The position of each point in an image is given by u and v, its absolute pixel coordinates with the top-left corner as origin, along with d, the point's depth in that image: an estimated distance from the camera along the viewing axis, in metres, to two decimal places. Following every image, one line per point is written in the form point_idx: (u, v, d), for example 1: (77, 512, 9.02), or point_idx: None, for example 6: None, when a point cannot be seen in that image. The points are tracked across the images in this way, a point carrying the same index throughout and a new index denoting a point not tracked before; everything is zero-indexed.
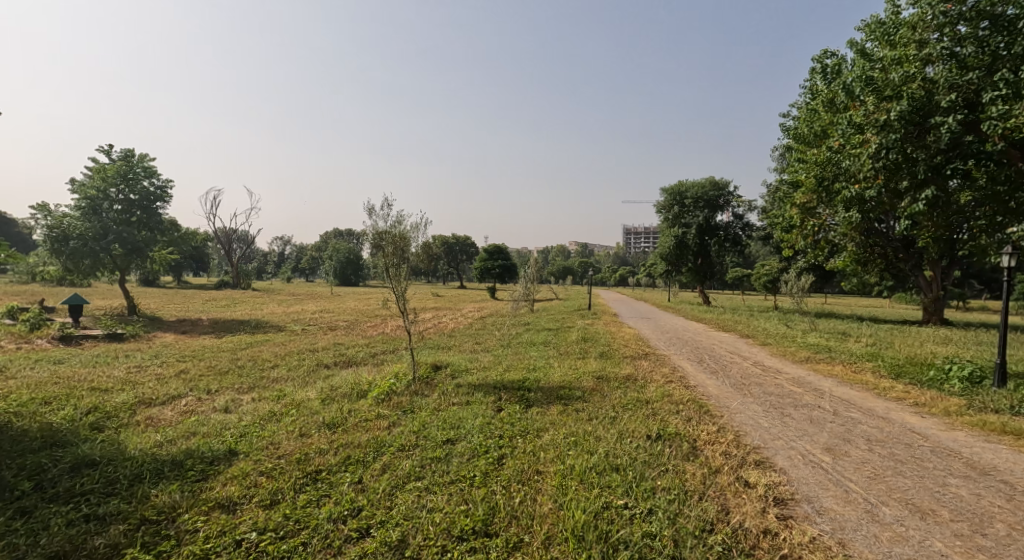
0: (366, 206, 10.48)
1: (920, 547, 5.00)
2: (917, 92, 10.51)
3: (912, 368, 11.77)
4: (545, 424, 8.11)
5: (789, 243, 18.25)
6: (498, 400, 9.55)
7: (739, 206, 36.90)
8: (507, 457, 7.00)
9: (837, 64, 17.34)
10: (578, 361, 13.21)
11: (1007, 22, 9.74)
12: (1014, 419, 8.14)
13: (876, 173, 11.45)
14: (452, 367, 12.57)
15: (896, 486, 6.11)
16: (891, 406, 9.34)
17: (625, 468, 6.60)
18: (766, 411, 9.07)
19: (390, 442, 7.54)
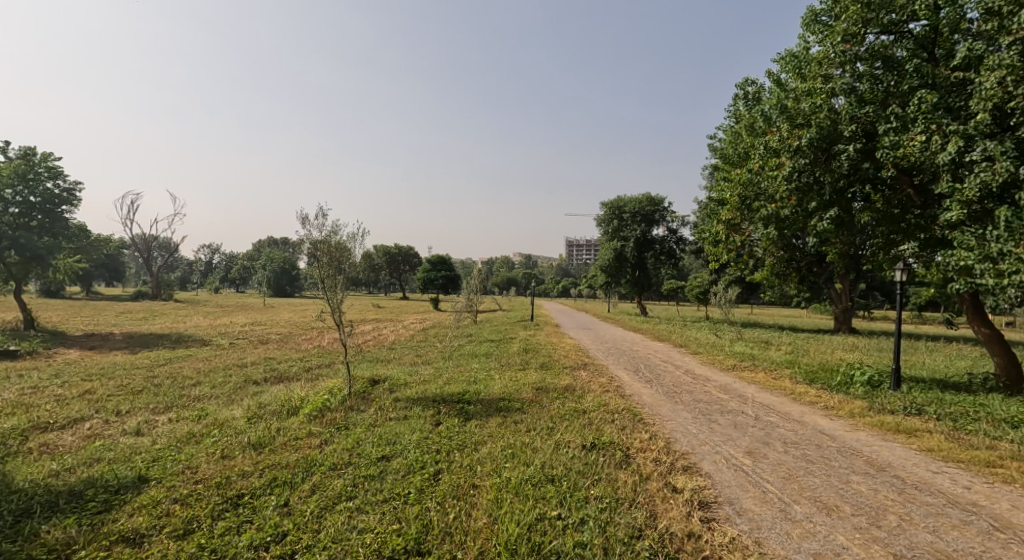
0: (300, 215, 10.29)
1: (826, 541, 5.39)
2: (823, 121, 11.53)
3: (823, 374, 12.74)
4: (483, 437, 8.12)
5: (717, 256, 19.33)
6: (437, 414, 9.45)
7: (673, 221, 38.73)
8: (443, 472, 6.92)
9: (757, 92, 18.70)
10: (519, 372, 13.30)
11: (896, 63, 10.88)
12: (907, 419, 8.99)
13: (790, 194, 12.41)
14: (391, 380, 12.30)
15: (807, 485, 6.58)
16: (804, 410, 10.07)
17: (560, 479, 6.70)
18: (695, 417, 9.51)
19: (321, 461, 7.27)
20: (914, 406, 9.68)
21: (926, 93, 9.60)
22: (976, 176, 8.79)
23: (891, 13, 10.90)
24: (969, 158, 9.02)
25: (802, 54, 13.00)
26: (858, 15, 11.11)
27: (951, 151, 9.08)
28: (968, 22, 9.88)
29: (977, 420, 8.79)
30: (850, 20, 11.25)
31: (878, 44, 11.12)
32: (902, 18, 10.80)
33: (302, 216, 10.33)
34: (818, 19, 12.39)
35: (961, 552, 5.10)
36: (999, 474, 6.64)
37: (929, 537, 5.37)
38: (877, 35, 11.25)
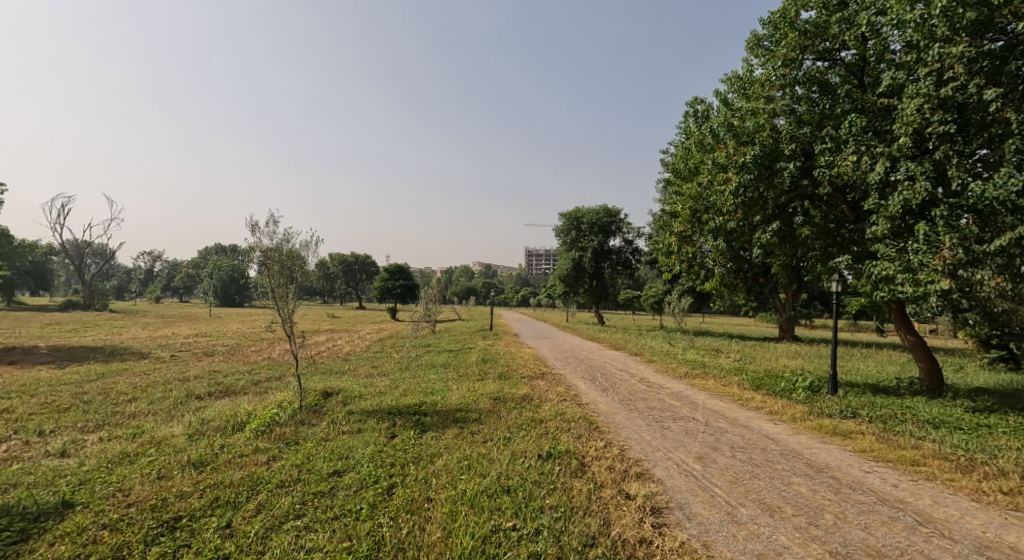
0: (251, 222, 9.99)
1: (769, 542, 5.62)
2: (766, 140, 12.17)
3: (768, 380, 13.32)
4: (439, 449, 8.02)
5: (670, 267, 19.95)
6: (392, 426, 9.28)
7: (628, 232, 39.71)
8: (397, 486, 6.80)
9: (706, 110, 19.52)
10: (477, 382, 13.24)
11: (831, 88, 11.63)
12: (843, 422, 9.52)
13: (736, 208, 12.99)
14: (344, 392, 11.99)
15: (752, 488, 6.84)
16: (751, 415, 10.49)
17: (515, 489, 6.70)
18: (649, 424, 9.74)
19: (268, 479, 6.99)
20: (850, 409, 10.25)
21: (856, 116, 10.30)
22: (900, 194, 9.49)
23: (825, 41, 11.67)
24: (894, 178, 9.73)
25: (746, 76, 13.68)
26: (796, 42, 11.84)
27: (878, 171, 9.77)
28: (892, 53, 10.70)
29: (904, 421, 9.39)
30: (789, 46, 11.96)
31: (814, 69, 11.86)
32: (835, 47, 11.58)
33: (253, 224, 10.03)
34: (761, 43, 13.10)
35: (889, 547, 5.41)
36: (923, 472, 7.11)
37: (861, 533, 5.67)
38: (813, 61, 11.99)
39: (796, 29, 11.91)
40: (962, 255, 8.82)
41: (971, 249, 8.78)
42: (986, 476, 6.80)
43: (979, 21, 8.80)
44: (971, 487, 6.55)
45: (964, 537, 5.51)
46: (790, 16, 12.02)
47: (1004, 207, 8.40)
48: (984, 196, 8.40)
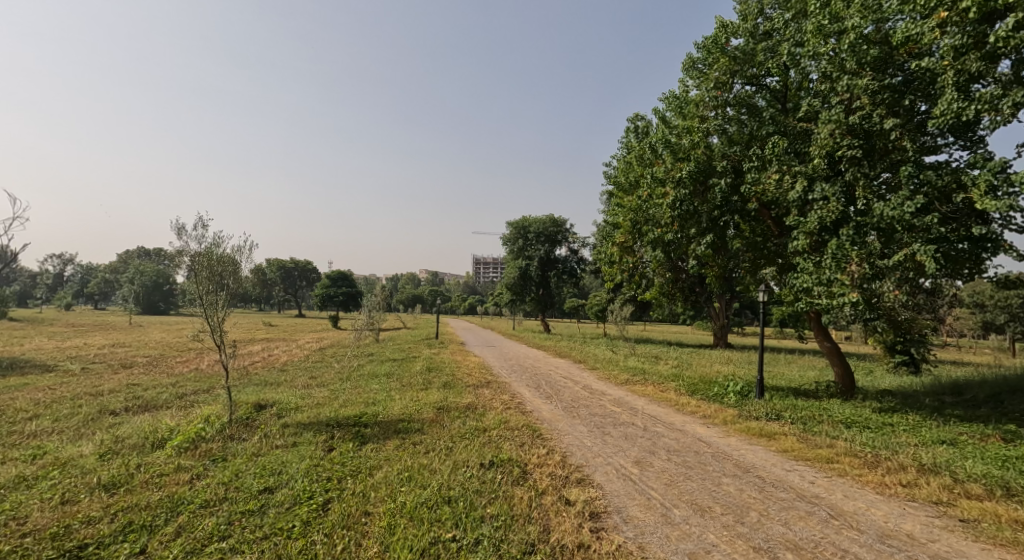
0: (175, 224, 9.48)
1: (699, 541, 5.86)
2: (700, 157, 12.86)
3: (702, 386, 13.95)
4: (379, 461, 7.85)
5: (612, 276, 20.54)
6: (330, 438, 8.99)
7: (574, 242, 40.52)
8: (333, 501, 6.59)
9: (646, 126, 20.33)
10: (420, 392, 13.04)
11: (757, 111, 12.46)
12: (769, 424, 10.10)
13: (673, 220, 13.61)
14: (279, 405, 11.49)
15: (686, 489, 7.14)
16: (686, 419, 10.94)
17: (456, 500, 6.66)
18: (590, 431, 9.95)
19: (190, 499, 6.58)
20: (774, 412, 10.91)
21: (778, 138, 11.09)
22: (816, 212, 10.29)
23: (752, 67, 12.48)
24: (811, 196, 10.54)
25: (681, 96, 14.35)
26: (727, 66, 12.59)
27: (798, 190, 10.54)
28: (810, 81, 11.59)
29: (822, 422, 10.10)
30: (720, 70, 12.70)
31: (743, 93, 12.66)
32: (761, 73, 12.39)
33: (178, 226, 9.55)
34: (695, 66, 13.81)
35: (806, 540, 5.79)
36: (836, 469, 7.67)
37: (782, 529, 6.03)
38: (742, 84, 12.78)
39: (727, 54, 12.67)
40: (868, 269, 9.67)
41: (875, 263, 9.66)
42: (888, 471, 7.43)
43: (881, 57, 9.72)
44: (876, 481, 7.13)
45: (869, 527, 5.98)
46: (721, 42, 12.78)
47: (902, 226, 9.29)
48: (886, 215, 9.27)
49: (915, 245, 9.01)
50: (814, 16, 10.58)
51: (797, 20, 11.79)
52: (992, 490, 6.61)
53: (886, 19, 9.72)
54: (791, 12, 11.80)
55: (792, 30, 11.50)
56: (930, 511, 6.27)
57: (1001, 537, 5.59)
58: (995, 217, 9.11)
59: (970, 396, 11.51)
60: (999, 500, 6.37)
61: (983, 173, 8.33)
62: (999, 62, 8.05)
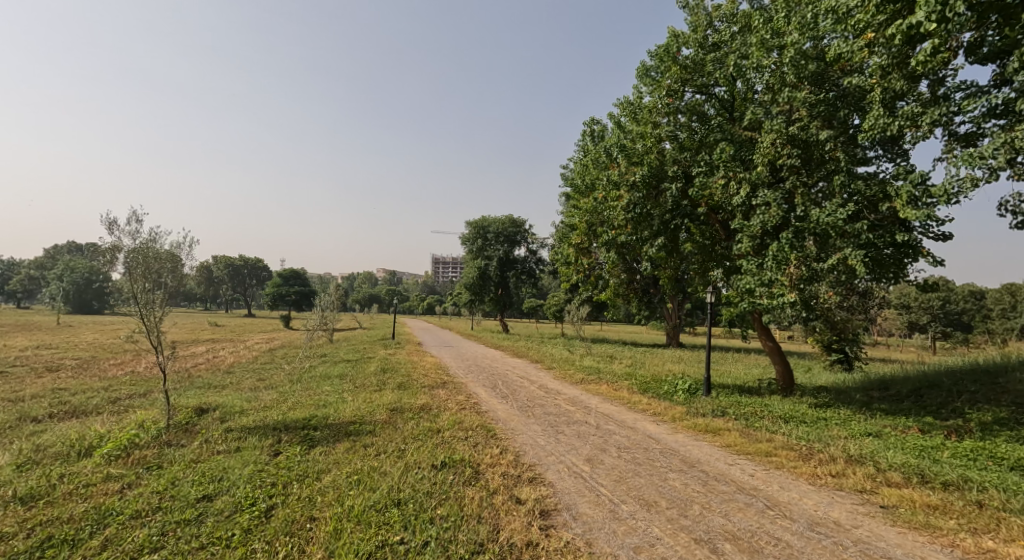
0: (106, 219, 8.96)
1: (644, 535, 6.00)
2: (653, 162, 13.24)
3: (653, 384, 14.35)
4: (327, 465, 7.64)
5: (568, 277, 20.79)
6: (277, 442, 8.69)
7: (533, 243, 40.86)
8: (277, 507, 6.36)
9: (601, 130, 20.70)
10: (374, 393, 12.79)
11: (707, 119, 12.91)
12: (715, 420, 10.49)
13: (627, 223, 13.98)
14: (223, 408, 11.00)
15: (634, 485, 7.32)
16: (637, 417, 11.21)
17: (406, 501, 6.57)
18: (544, 430, 10.04)
19: (119, 510, 6.22)
20: (719, 409, 11.32)
21: (725, 146, 11.53)
22: (758, 216, 10.79)
23: (702, 76, 12.92)
24: (754, 201, 11.03)
25: (634, 101, 14.60)
26: (679, 74, 12.97)
27: (742, 195, 10.99)
28: (755, 92, 12.10)
29: (762, 417, 10.58)
30: (672, 78, 13.06)
31: (693, 101, 13.06)
32: (710, 82, 12.83)
33: (109, 221, 9.03)
34: (648, 73, 14.15)
35: (743, 530, 6.03)
36: (773, 461, 8.06)
37: (722, 520, 6.27)
38: (693, 93, 13.18)
39: (678, 63, 13.05)
40: (806, 271, 10.22)
41: (811, 266, 10.21)
42: (820, 462, 7.86)
43: (818, 72, 10.26)
44: (809, 472, 7.53)
45: (801, 516, 6.30)
46: (672, 51, 13.15)
47: (835, 232, 9.86)
48: (821, 221, 9.80)
49: (846, 250, 9.59)
50: (757, 30, 11.07)
51: (742, 34, 12.37)
52: (909, 477, 7.10)
53: (823, 36, 10.27)
54: (738, 26, 12.35)
55: (738, 43, 12.00)
56: (855, 499, 6.67)
57: (915, 521, 6.01)
58: (916, 225, 9.79)
59: (895, 390, 12.32)
60: (915, 486, 6.84)
61: (904, 185, 8.92)
62: (920, 81, 8.64)
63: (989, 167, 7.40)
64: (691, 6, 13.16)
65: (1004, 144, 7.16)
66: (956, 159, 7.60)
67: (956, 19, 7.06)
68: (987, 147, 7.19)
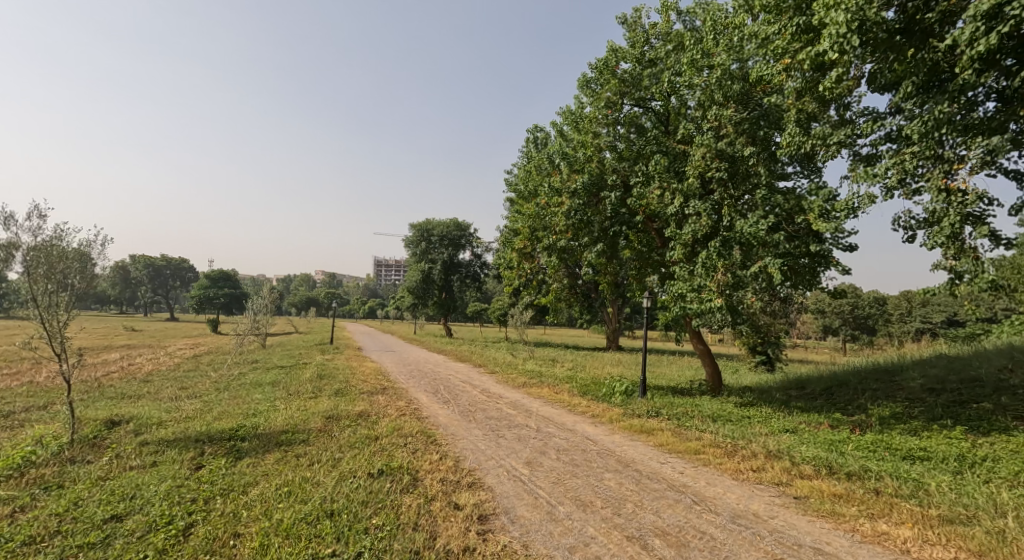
0: (3, 213, 8.16)
1: (580, 534, 6.12)
2: (593, 170, 13.59)
3: (593, 387, 14.71)
4: (255, 477, 7.27)
5: (511, 281, 20.91)
6: (199, 455, 8.17)
7: (477, 247, 40.82)
8: (197, 524, 5.99)
9: (544, 137, 21.03)
10: (309, 401, 12.31)
11: (644, 131, 13.40)
12: (649, 421, 10.89)
13: (568, 229, 14.25)
14: (138, 420, 10.22)
15: (571, 486, 7.46)
16: (577, 419, 11.45)
17: (340, 512, 6.37)
18: (485, 434, 10.03)
19: (9, 536, 5.64)
20: (654, 410, 11.75)
21: (660, 157, 12.03)
22: (690, 225, 11.33)
23: (639, 90, 13.37)
24: (687, 211, 11.58)
25: (575, 111, 14.93)
26: (617, 87, 13.39)
27: (675, 205, 11.52)
28: (687, 107, 12.69)
29: (693, 417, 11.09)
30: (611, 91, 13.47)
31: (632, 113, 13.51)
32: (647, 96, 13.31)
33: (7, 216, 8.24)
34: (589, 84, 14.53)
35: (672, 525, 6.29)
36: (701, 459, 8.47)
37: (654, 517, 6.50)
38: (631, 105, 13.63)
39: (617, 76, 13.46)
40: (731, 278, 10.84)
41: (737, 272, 10.82)
42: (743, 458, 8.34)
43: (742, 92, 10.94)
44: (733, 468, 7.96)
45: (724, 510, 6.65)
46: (611, 65, 13.56)
47: (758, 242, 10.50)
48: (745, 231, 10.41)
49: (767, 258, 10.24)
50: (689, 50, 11.66)
51: (676, 52, 12.95)
52: (819, 469, 7.66)
53: (747, 59, 10.95)
54: (672, 44, 12.95)
55: (672, 60, 12.58)
56: (772, 491, 7.12)
57: (823, 510, 6.49)
58: (827, 237, 10.61)
59: (811, 389, 13.26)
60: (824, 477, 7.40)
61: (815, 199, 9.66)
62: (829, 105, 9.41)
63: (884, 186, 8.16)
64: (630, 22, 13.67)
65: (896, 166, 7.91)
66: (858, 176, 8.32)
67: (856, 52, 7.78)
68: (881, 166, 7.94)
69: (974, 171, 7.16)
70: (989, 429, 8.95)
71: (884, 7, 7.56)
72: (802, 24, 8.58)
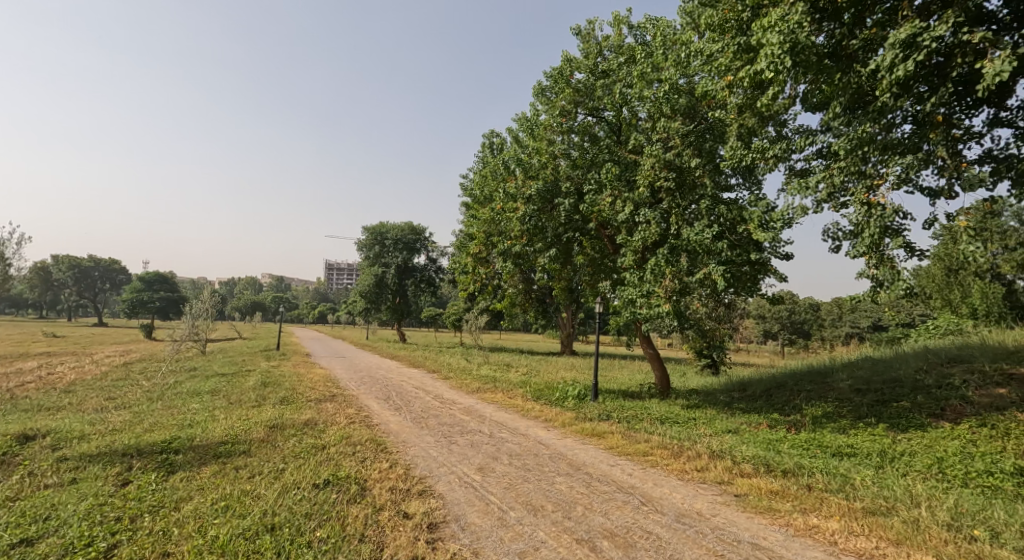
0: None
1: (530, 539, 6.13)
2: (548, 177, 13.75)
3: (546, 391, 14.83)
4: (189, 492, 6.89)
5: (466, 286, 20.82)
6: (126, 471, 7.67)
7: (433, 251, 40.46)
8: (122, 545, 5.61)
9: (500, 143, 21.13)
10: (251, 410, 11.80)
11: (597, 140, 13.70)
12: (600, 424, 11.07)
13: (523, 234, 14.35)
14: (58, 434, 9.48)
15: (523, 491, 7.48)
16: (530, 423, 11.50)
17: (281, 526, 6.12)
18: (438, 441, 9.92)
19: None
20: (605, 413, 11.95)
21: (612, 166, 12.33)
22: (639, 233, 11.64)
23: (593, 100, 13.67)
24: (637, 219, 11.91)
25: (530, 117, 15.07)
26: (572, 96, 13.64)
27: (626, 213, 11.83)
28: (638, 119, 13.07)
29: (642, 420, 11.37)
30: (566, 100, 13.70)
31: (585, 122, 13.79)
32: (600, 106, 13.62)
33: None
34: (544, 93, 14.73)
35: (620, 527, 6.41)
36: (649, 460, 8.69)
37: (602, 519, 6.61)
38: (585, 114, 13.90)
39: (571, 86, 13.71)
40: (679, 284, 11.21)
41: (683, 279, 11.19)
42: (688, 458, 8.61)
43: (689, 106, 11.36)
44: (678, 468, 8.20)
45: (670, 509, 6.84)
46: (566, 75, 13.82)
47: (702, 249, 10.92)
48: (691, 239, 10.80)
49: (711, 265, 10.65)
50: (640, 63, 12.03)
51: (628, 65, 13.34)
52: (758, 468, 8.00)
53: (694, 74, 11.40)
54: (624, 57, 13.33)
55: (624, 73, 12.94)
56: (715, 490, 7.39)
57: (761, 506, 6.78)
58: (767, 246, 11.16)
59: (752, 391, 13.87)
60: (762, 475, 7.74)
61: (755, 210, 10.15)
62: (767, 121, 9.92)
63: (815, 198, 8.67)
64: (584, 33, 13.98)
65: (826, 180, 8.43)
66: (792, 189, 8.81)
67: (790, 73, 8.24)
68: (812, 180, 8.45)
69: (893, 188, 7.71)
70: (908, 426, 9.62)
71: (815, 32, 8.06)
72: (742, 44, 9.02)
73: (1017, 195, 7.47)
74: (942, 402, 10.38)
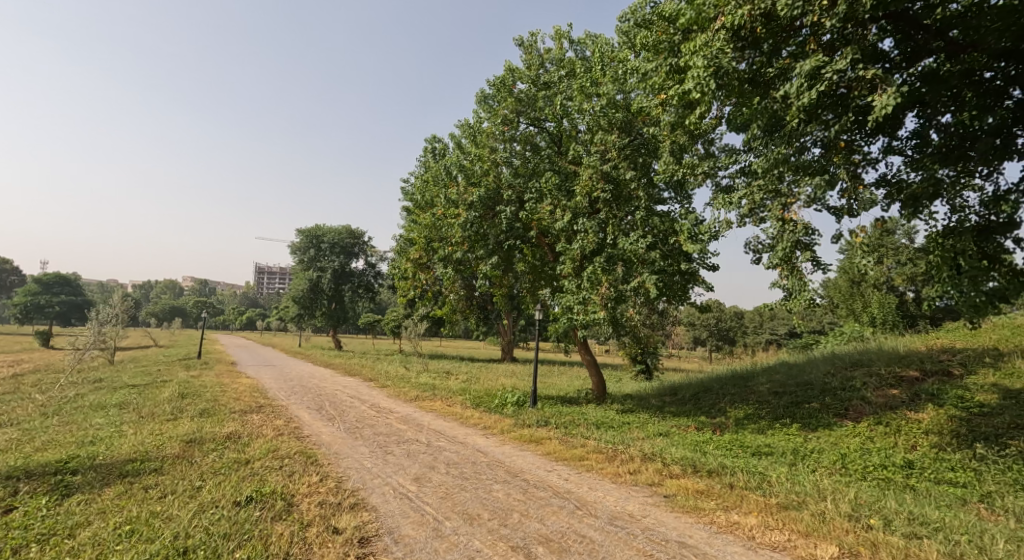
0: None
1: (465, 549, 6.06)
2: (490, 184, 13.77)
3: (485, 398, 14.77)
4: (87, 517, 6.28)
5: (405, 292, 20.40)
6: (12, 496, 6.88)
7: (371, 255, 39.41)
8: None
9: (442, 148, 20.96)
10: (166, 424, 10.95)
11: (538, 149, 13.90)
12: (538, 430, 11.16)
13: (464, 240, 14.28)
14: None
15: (459, 500, 7.39)
16: (468, 431, 11.41)
17: (195, 549, 5.69)
18: (372, 451, 9.61)
19: None
20: (543, 419, 12.05)
21: (552, 175, 12.55)
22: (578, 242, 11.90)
23: (534, 110, 13.87)
24: (575, 228, 12.17)
25: (472, 124, 15.08)
26: (514, 106, 13.79)
27: (565, 221, 12.06)
28: (578, 131, 13.40)
29: (579, 425, 11.57)
30: (508, 109, 13.82)
31: (527, 131, 13.96)
32: (541, 116, 13.85)
33: None
34: (486, 100, 14.80)
35: (555, 532, 6.46)
36: (585, 465, 8.85)
37: (538, 525, 6.63)
38: (527, 124, 14.08)
39: (514, 95, 13.86)
40: (614, 292, 11.54)
41: (619, 287, 11.52)
42: (621, 462, 8.84)
43: (625, 120, 11.71)
44: (612, 472, 8.40)
45: (603, 512, 6.98)
46: (508, 84, 13.97)
47: (637, 259, 11.30)
48: (626, 248, 11.16)
49: (645, 274, 11.02)
50: (580, 77, 12.35)
51: (568, 78, 13.66)
52: (686, 469, 8.34)
53: (630, 91, 11.82)
54: (565, 70, 13.64)
55: (564, 86, 13.25)
56: (646, 492, 7.62)
57: (688, 506, 7.07)
58: (696, 257, 11.68)
59: (683, 395, 14.45)
60: (690, 476, 8.08)
61: (686, 223, 10.62)
62: (696, 139, 10.44)
63: (738, 213, 9.19)
64: (526, 44, 14.19)
65: (748, 197, 8.96)
66: (717, 203, 9.30)
67: (715, 94, 8.72)
68: (735, 196, 8.95)
69: (805, 206, 8.29)
70: (817, 425, 10.37)
71: (737, 58, 8.59)
72: (673, 65, 9.46)
73: (905, 216, 8.21)
74: (848, 403, 11.27)
